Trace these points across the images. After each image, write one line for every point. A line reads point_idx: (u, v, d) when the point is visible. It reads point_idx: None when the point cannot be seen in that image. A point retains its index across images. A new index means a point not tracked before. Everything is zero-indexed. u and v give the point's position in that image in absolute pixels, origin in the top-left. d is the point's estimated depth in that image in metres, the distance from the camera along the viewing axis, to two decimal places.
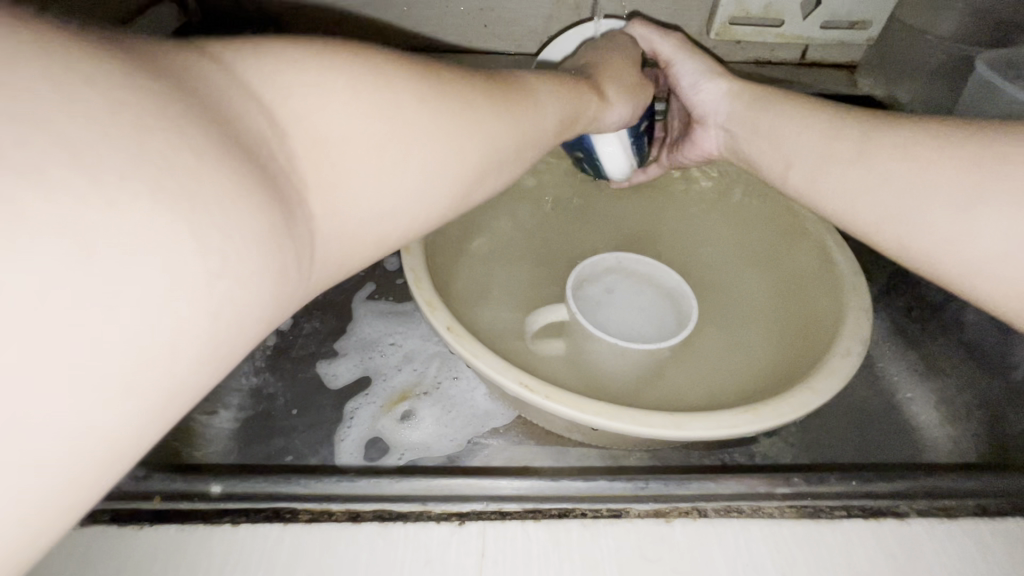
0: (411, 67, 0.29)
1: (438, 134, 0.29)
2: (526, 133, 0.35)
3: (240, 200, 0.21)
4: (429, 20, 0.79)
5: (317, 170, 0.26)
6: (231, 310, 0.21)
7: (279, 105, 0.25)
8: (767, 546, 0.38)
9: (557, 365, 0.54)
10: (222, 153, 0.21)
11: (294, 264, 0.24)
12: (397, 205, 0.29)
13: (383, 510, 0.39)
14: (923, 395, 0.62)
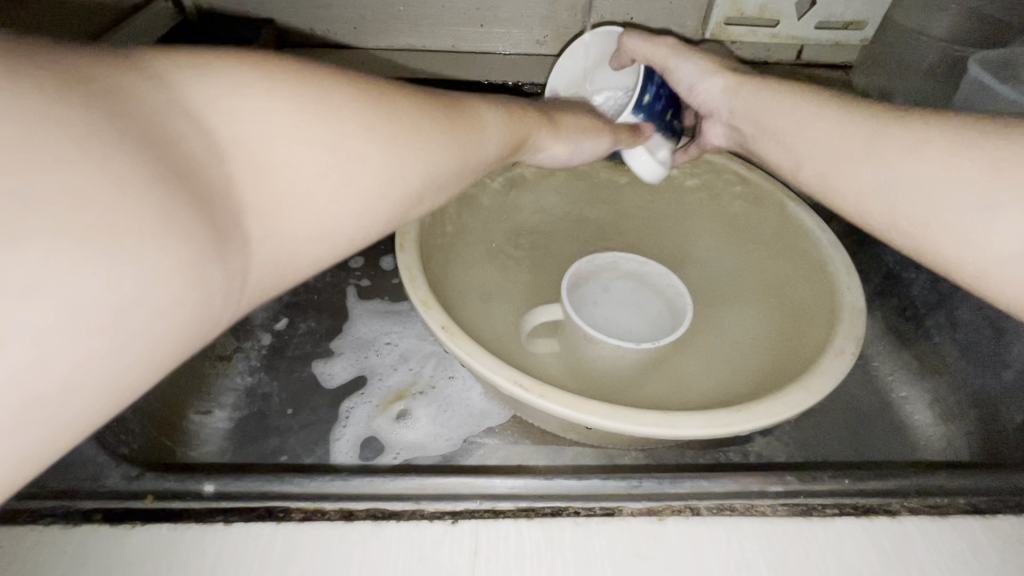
0: (352, 89, 0.30)
1: (378, 151, 0.30)
2: (464, 149, 0.37)
3: (159, 220, 0.21)
4: (426, 19, 0.81)
5: (257, 189, 0.26)
6: (147, 338, 0.21)
7: (216, 123, 0.25)
8: (760, 544, 0.38)
9: (552, 366, 0.54)
10: (153, 167, 0.21)
11: (225, 285, 0.24)
12: (337, 225, 0.29)
13: (378, 509, 0.39)
14: (917, 394, 0.62)
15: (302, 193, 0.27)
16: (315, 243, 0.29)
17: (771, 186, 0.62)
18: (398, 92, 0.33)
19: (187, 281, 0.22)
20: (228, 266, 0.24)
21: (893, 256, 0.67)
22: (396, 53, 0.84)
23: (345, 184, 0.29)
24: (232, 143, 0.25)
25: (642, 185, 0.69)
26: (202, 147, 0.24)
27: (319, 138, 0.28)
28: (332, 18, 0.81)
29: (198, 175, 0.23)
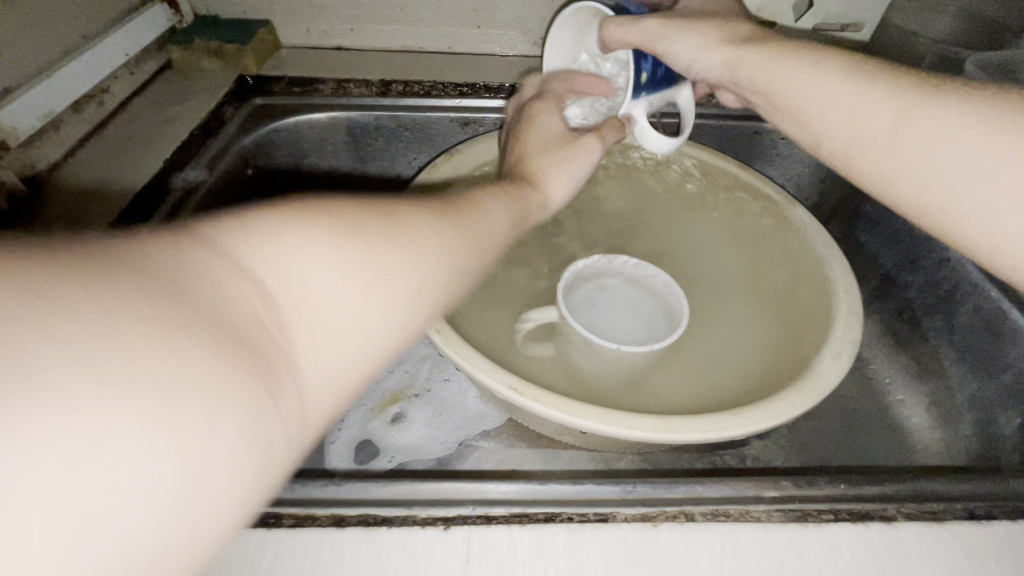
0: (388, 215, 0.29)
1: (418, 273, 0.29)
2: (489, 247, 0.36)
3: (232, 373, 0.20)
4: (426, 20, 0.83)
5: (306, 336, 0.24)
6: (213, 521, 0.19)
7: (264, 276, 0.23)
8: (754, 550, 0.37)
9: (544, 364, 0.53)
10: (213, 325, 0.20)
11: (287, 437, 0.22)
12: (389, 341, 0.27)
13: (368, 515, 0.38)
14: (914, 398, 0.62)
15: (351, 333, 0.25)
16: (371, 364, 0.26)
17: (766, 186, 0.61)
18: (425, 210, 0.32)
19: (251, 450, 0.20)
20: (286, 419, 0.22)
21: (890, 258, 0.67)
22: (396, 53, 0.85)
23: (391, 298, 0.27)
24: (277, 290, 0.23)
25: (639, 186, 0.69)
26: (251, 306, 0.22)
27: (363, 272, 0.26)
28: (331, 20, 0.83)
29: (255, 332, 0.22)
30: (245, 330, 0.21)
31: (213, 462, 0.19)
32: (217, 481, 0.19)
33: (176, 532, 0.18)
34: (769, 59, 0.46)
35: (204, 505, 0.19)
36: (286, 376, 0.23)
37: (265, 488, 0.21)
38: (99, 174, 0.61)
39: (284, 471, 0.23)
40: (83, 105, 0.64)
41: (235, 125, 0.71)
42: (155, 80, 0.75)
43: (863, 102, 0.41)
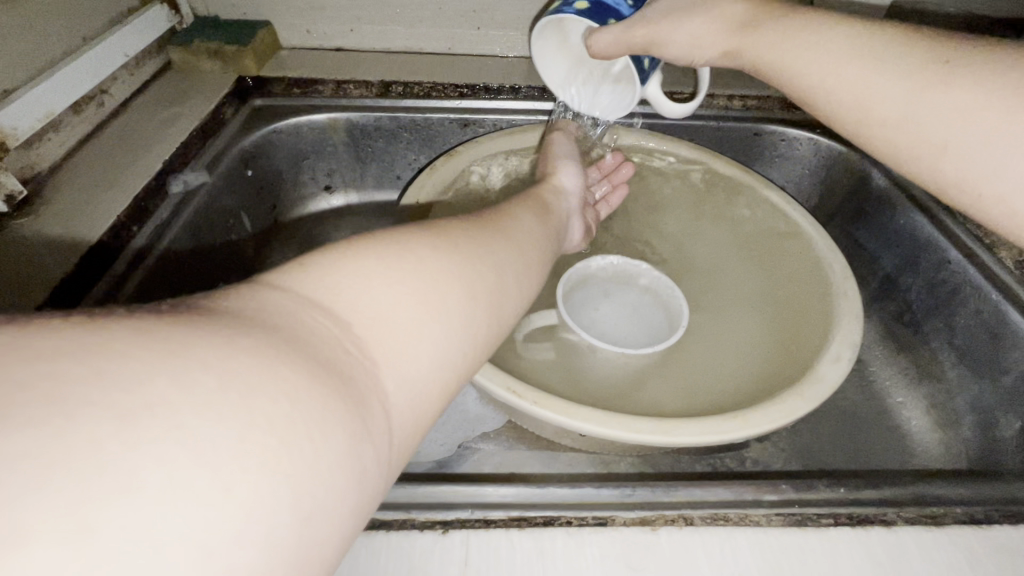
0: (431, 237, 0.31)
1: (469, 284, 0.30)
2: (524, 253, 0.37)
3: (322, 393, 0.21)
4: (425, 22, 0.83)
5: (384, 352, 0.25)
6: (324, 544, 0.20)
7: (335, 304, 0.24)
8: (753, 555, 0.37)
9: (541, 365, 0.52)
10: (296, 351, 0.21)
11: (380, 457, 0.23)
12: (457, 347, 0.28)
13: (366, 517, 0.37)
14: (915, 401, 0.62)
15: (425, 345, 0.26)
16: (443, 374, 0.27)
17: (764, 187, 0.61)
18: (457, 226, 0.34)
19: (352, 468, 0.21)
20: (376, 436, 0.23)
21: (890, 261, 0.67)
22: (395, 55, 0.85)
23: (450, 305, 0.28)
24: (350, 313, 0.24)
25: (639, 189, 0.69)
26: (328, 329, 0.23)
27: (423, 287, 0.27)
28: (331, 22, 0.83)
29: (338, 355, 0.23)
30: (329, 356, 0.22)
31: (321, 485, 0.19)
32: (325, 504, 0.20)
33: (293, 559, 0.18)
34: (778, 38, 0.47)
35: (314, 528, 0.19)
36: (372, 394, 0.23)
37: (364, 509, 0.22)
38: (100, 174, 0.61)
39: (378, 492, 0.23)
40: (83, 105, 0.64)
41: (235, 125, 0.72)
42: (155, 79, 0.76)
43: (873, 78, 0.41)
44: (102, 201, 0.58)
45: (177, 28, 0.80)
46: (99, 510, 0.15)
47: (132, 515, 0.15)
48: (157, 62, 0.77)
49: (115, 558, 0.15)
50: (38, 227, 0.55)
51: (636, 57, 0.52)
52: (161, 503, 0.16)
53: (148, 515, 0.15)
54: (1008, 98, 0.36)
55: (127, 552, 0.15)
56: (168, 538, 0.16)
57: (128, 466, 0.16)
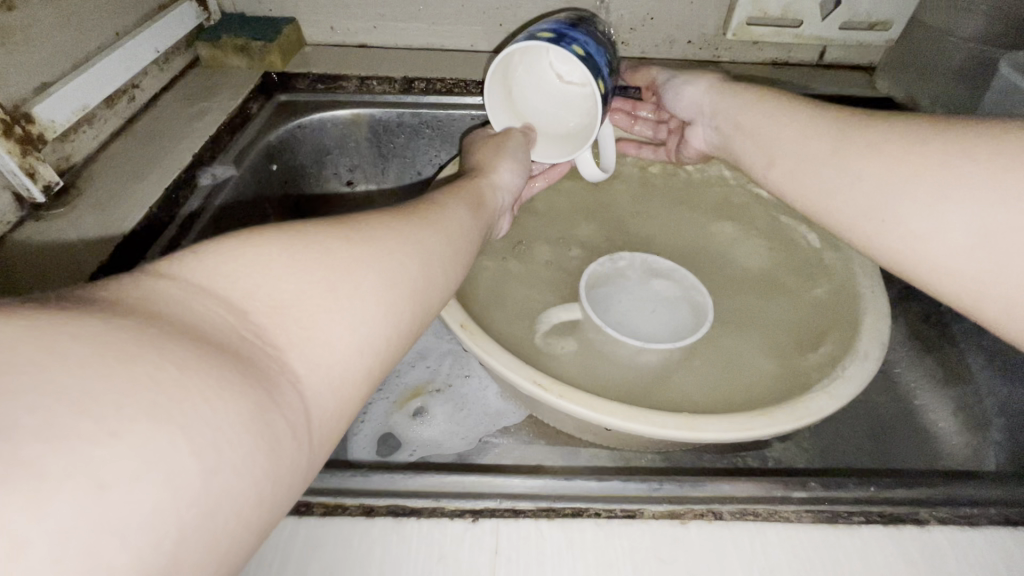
0: (340, 224, 0.31)
1: (389, 272, 0.30)
2: (454, 241, 0.37)
3: (221, 373, 0.21)
4: (446, 19, 0.83)
5: (287, 330, 0.25)
6: (231, 503, 0.21)
7: (220, 287, 0.25)
8: (784, 552, 0.37)
9: (563, 361, 0.52)
10: (189, 338, 0.22)
11: (296, 432, 0.24)
12: (378, 331, 0.29)
13: (397, 505, 0.38)
14: (944, 404, 0.61)
15: (336, 326, 0.27)
16: (366, 355, 0.28)
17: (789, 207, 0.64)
18: (387, 217, 0.34)
19: (257, 432, 0.22)
20: (286, 409, 0.24)
21: None
22: (416, 52, 0.85)
23: (364, 288, 0.28)
24: (244, 295, 0.25)
25: (662, 187, 0.69)
26: (222, 316, 0.24)
27: (325, 268, 0.28)
28: (355, 19, 0.83)
29: (235, 338, 0.23)
30: (225, 338, 0.23)
31: (221, 444, 0.20)
32: (228, 464, 0.20)
33: (195, 515, 0.19)
34: (752, 110, 0.51)
35: (218, 487, 0.20)
36: (277, 371, 0.24)
37: (281, 475, 0.23)
38: (131, 165, 0.63)
39: (297, 463, 0.24)
40: (115, 99, 0.66)
41: (262, 118, 0.73)
42: (183, 75, 0.77)
43: (819, 138, 0.44)
44: (128, 195, 0.59)
45: (205, 24, 0.81)
46: None
47: (17, 463, 0.16)
48: (185, 57, 0.78)
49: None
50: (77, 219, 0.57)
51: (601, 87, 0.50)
52: (47, 452, 0.17)
53: (32, 464, 0.16)
54: (936, 152, 0.36)
55: (9, 496, 0.16)
56: (52, 484, 0.16)
57: (9, 419, 0.16)
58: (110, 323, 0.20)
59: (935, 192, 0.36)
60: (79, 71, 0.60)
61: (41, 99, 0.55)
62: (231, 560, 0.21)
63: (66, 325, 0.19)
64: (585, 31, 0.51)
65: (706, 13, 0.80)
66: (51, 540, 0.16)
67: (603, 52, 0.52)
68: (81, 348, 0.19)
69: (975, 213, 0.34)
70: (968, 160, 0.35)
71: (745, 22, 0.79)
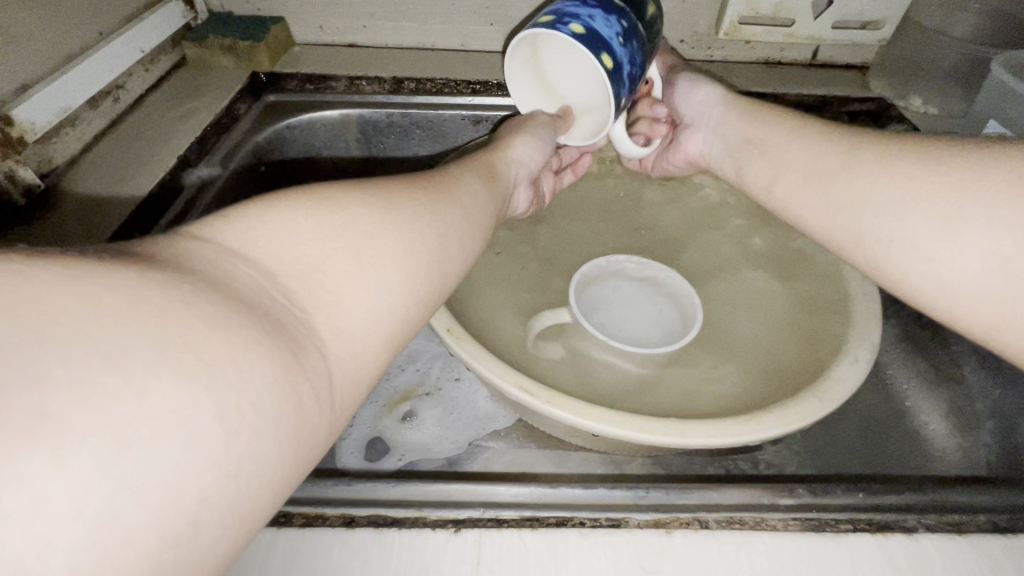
0: (364, 189, 0.32)
1: (410, 240, 0.30)
2: (474, 213, 0.38)
3: (247, 335, 0.22)
4: (437, 19, 0.83)
5: (312, 293, 0.26)
6: (252, 465, 0.21)
7: (250, 251, 0.25)
8: (769, 561, 0.37)
9: (552, 366, 0.51)
10: (215, 299, 0.22)
11: (319, 398, 0.24)
12: (399, 300, 0.29)
13: (379, 515, 0.37)
14: (935, 405, 0.61)
15: (359, 292, 0.27)
16: (387, 324, 0.28)
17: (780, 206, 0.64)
18: (408, 186, 0.34)
19: (279, 394, 0.22)
20: (311, 374, 0.24)
21: None
22: (407, 51, 0.85)
23: (385, 255, 0.29)
24: (273, 258, 0.26)
25: (654, 188, 0.69)
26: (251, 278, 0.24)
27: (349, 235, 0.28)
28: (344, 18, 0.83)
29: (264, 299, 0.24)
30: (254, 298, 0.24)
31: (243, 405, 0.21)
32: (250, 426, 0.21)
33: (217, 474, 0.20)
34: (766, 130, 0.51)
35: (241, 446, 0.20)
36: (303, 333, 0.24)
37: (302, 439, 0.23)
38: (117, 166, 0.62)
39: (318, 430, 0.24)
40: (99, 100, 0.65)
41: (249, 119, 0.72)
42: (169, 76, 0.76)
43: (829, 161, 0.44)
44: (113, 199, 0.58)
45: (191, 23, 0.80)
46: (10, 405, 0.16)
47: (43, 412, 0.17)
48: (172, 57, 0.77)
49: (23, 444, 0.16)
50: (57, 221, 0.56)
51: (615, 66, 0.48)
52: (73, 405, 0.17)
53: (60, 413, 0.17)
54: (952, 172, 0.36)
55: (34, 444, 0.16)
56: (76, 436, 0.17)
57: (38, 370, 0.17)
58: (139, 281, 0.21)
59: (949, 205, 0.35)
60: (63, 70, 0.59)
61: (22, 102, 0.54)
62: (251, 521, 0.22)
63: (90, 279, 0.20)
64: (598, 3, 0.49)
65: (697, 13, 0.79)
66: (71, 489, 0.17)
67: (620, 21, 0.49)
68: (112, 301, 0.20)
69: (995, 230, 0.33)
70: (986, 178, 0.34)
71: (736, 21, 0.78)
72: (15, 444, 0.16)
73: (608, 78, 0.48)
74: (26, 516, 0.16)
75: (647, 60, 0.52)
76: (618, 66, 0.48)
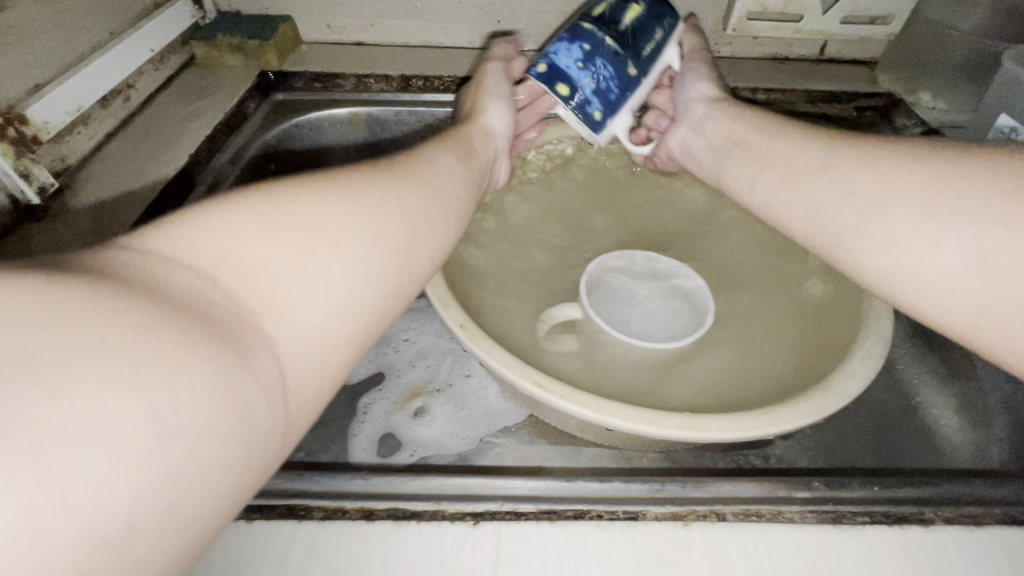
0: (313, 183, 0.32)
1: (364, 230, 0.31)
2: (438, 197, 0.39)
3: (184, 339, 0.22)
4: (443, 16, 0.83)
5: (258, 294, 0.26)
6: (193, 469, 0.21)
7: (189, 256, 0.26)
8: (788, 552, 0.37)
9: (564, 362, 0.51)
10: (152, 308, 0.22)
11: (269, 397, 0.25)
12: (357, 293, 0.29)
13: (397, 509, 0.38)
14: (947, 399, 0.60)
15: (311, 288, 0.28)
16: (347, 318, 0.29)
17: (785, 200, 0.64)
18: (362, 175, 0.35)
19: (223, 398, 0.22)
20: (258, 374, 0.24)
21: None
22: (413, 50, 0.85)
23: (338, 249, 0.29)
24: (213, 262, 0.26)
25: (662, 183, 0.69)
26: (193, 284, 0.25)
27: (295, 232, 0.29)
28: (351, 16, 0.83)
29: (205, 304, 0.24)
30: (194, 302, 0.24)
31: (181, 409, 0.21)
32: (189, 429, 0.21)
33: (152, 479, 0.20)
34: (753, 128, 0.51)
35: (180, 453, 0.21)
36: (250, 336, 0.25)
37: (251, 439, 0.23)
38: (127, 164, 0.63)
39: (271, 427, 0.25)
40: (110, 100, 0.65)
41: (258, 117, 0.72)
42: (178, 75, 0.76)
43: (814, 154, 0.45)
44: (127, 197, 0.59)
45: (199, 23, 0.81)
46: None
47: None
48: (181, 57, 0.77)
49: None
50: (71, 218, 0.57)
51: (573, 93, 0.51)
52: None
53: None
54: (938, 175, 0.36)
55: None
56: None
57: None
58: (71, 293, 0.21)
59: (929, 206, 0.36)
60: (74, 69, 0.60)
61: (38, 99, 0.55)
62: (199, 524, 0.22)
63: (38, 313, 0.20)
64: (568, 32, 0.51)
65: (704, 9, 0.79)
66: None
67: (582, 45, 0.51)
68: (39, 315, 0.20)
69: (972, 230, 0.33)
70: (964, 178, 0.35)
71: (744, 17, 0.78)
72: None
73: (570, 105, 0.52)
74: None
75: (631, 69, 0.53)
76: (576, 93, 0.51)
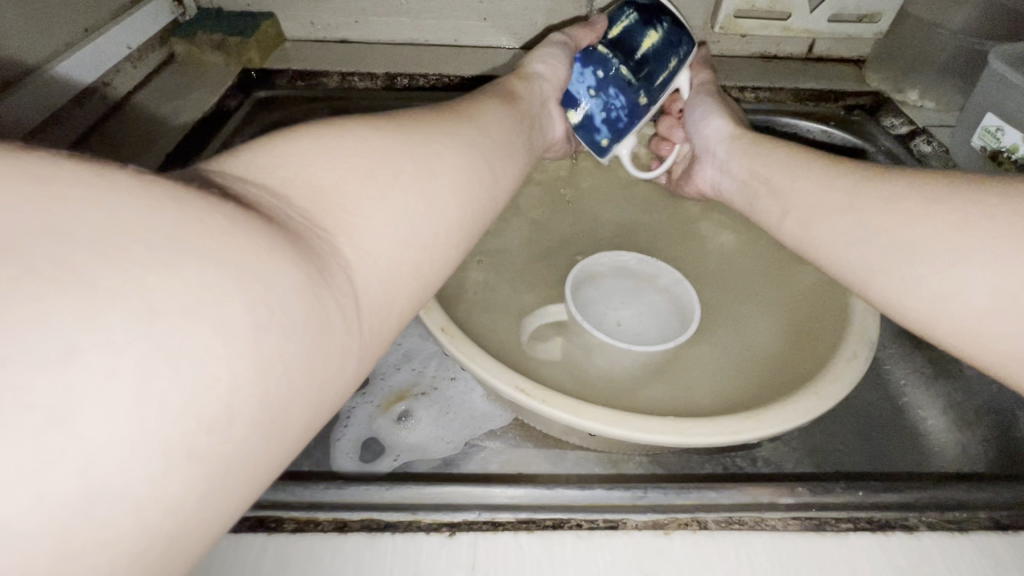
0: (378, 120, 0.31)
1: (426, 164, 0.30)
2: (494, 140, 0.37)
3: (273, 237, 0.22)
4: (430, 14, 0.82)
5: (331, 215, 0.25)
6: (282, 365, 0.21)
7: (261, 174, 0.26)
8: (770, 563, 0.36)
9: (550, 366, 0.50)
10: (238, 207, 0.22)
11: (345, 317, 0.24)
12: (424, 225, 0.28)
13: (372, 519, 0.37)
14: (932, 400, 0.60)
15: (380, 214, 0.27)
16: (414, 250, 0.28)
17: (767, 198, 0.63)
18: (421, 116, 0.34)
19: (300, 306, 0.22)
20: (336, 292, 0.24)
21: None
22: (400, 47, 0.84)
23: (403, 179, 0.28)
24: (287, 180, 0.26)
25: (650, 182, 0.68)
26: (269, 196, 0.24)
27: (363, 160, 0.28)
28: (335, 13, 0.82)
29: (283, 216, 0.24)
30: (274, 212, 0.24)
31: (273, 303, 0.21)
32: (279, 324, 0.21)
33: (247, 363, 0.20)
34: (774, 159, 0.50)
35: (260, 359, 0.20)
36: (328, 254, 0.24)
37: (330, 351, 0.23)
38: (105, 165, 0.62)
39: (345, 347, 0.24)
40: (87, 98, 0.64)
41: (240, 115, 0.70)
42: (157, 73, 0.75)
43: (824, 184, 0.44)
44: None
45: (179, 19, 0.79)
46: (37, 254, 0.17)
47: (70, 267, 0.17)
48: (160, 54, 0.75)
49: (48, 293, 0.16)
50: None
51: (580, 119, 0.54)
52: (102, 268, 0.17)
53: (87, 273, 0.17)
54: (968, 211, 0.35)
55: (59, 293, 0.16)
56: (103, 297, 0.17)
57: (62, 228, 0.17)
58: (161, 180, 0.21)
59: (961, 245, 0.35)
60: (42, 71, 0.59)
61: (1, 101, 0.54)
62: (282, 424, 0.22)
63: None
64: (581, 56, 0.54)
65: (693, 7, 0.78)
66: (103, 347, 0.17)
67: (595, 70, 0.53)
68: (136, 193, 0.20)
69: (1002, 276, 0.33)
70: (987, 224, 0.34)
71: (732, 14, 0.77)
72: (42, 297, 0.16)
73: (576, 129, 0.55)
74: (56, 365, 0.16)
75: (643, 97, 0.53)
76: (583, 118, 0.54)
